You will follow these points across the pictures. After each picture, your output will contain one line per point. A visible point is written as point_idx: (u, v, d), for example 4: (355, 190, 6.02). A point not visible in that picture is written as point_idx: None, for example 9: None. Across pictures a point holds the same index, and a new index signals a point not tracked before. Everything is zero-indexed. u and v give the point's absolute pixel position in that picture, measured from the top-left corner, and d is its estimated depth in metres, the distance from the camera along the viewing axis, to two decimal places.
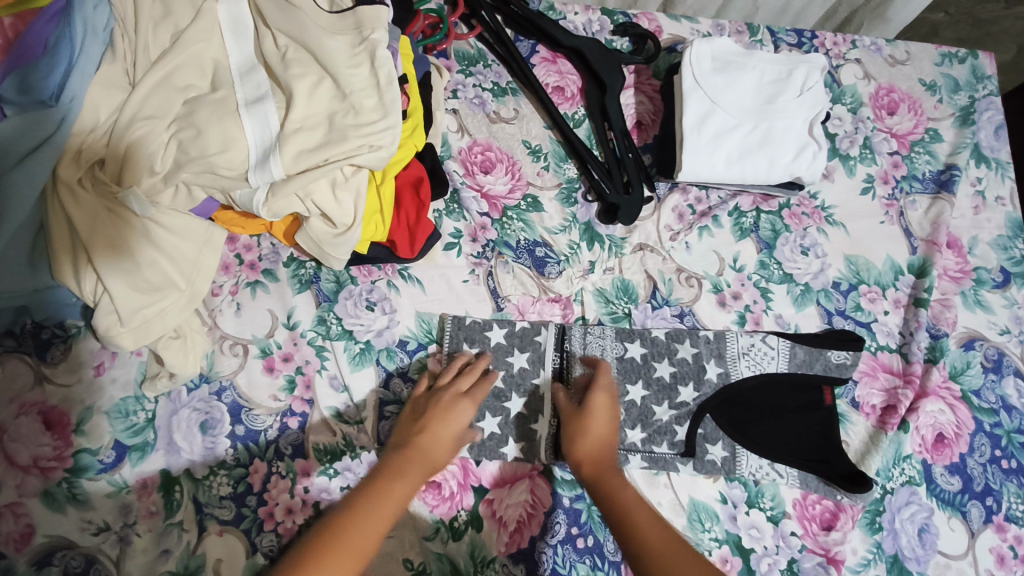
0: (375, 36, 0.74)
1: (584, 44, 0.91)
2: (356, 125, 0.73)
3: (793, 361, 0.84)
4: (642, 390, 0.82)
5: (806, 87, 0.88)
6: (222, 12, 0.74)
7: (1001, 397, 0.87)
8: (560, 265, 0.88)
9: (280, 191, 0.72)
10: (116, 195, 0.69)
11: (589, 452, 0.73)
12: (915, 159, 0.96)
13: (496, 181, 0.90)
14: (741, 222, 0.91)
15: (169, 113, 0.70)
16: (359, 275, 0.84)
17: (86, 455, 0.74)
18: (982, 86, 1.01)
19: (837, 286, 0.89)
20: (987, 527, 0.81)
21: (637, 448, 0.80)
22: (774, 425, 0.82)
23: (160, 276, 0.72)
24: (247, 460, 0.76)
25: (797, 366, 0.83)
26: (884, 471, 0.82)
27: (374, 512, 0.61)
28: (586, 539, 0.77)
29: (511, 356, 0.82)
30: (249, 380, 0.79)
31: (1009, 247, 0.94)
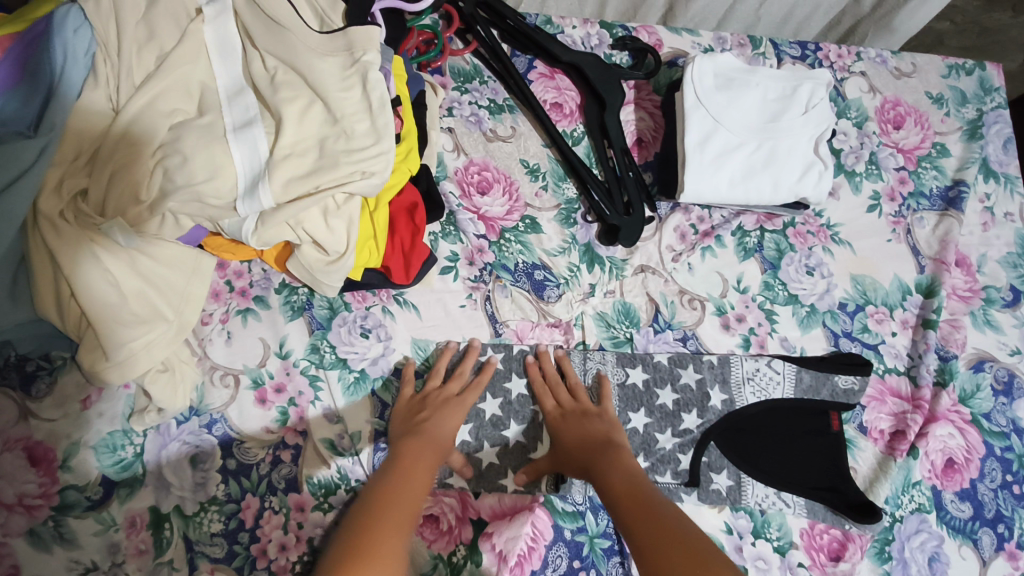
0: (367, 57, 0.72)
1: (583, 60, 0.89)
2: (348, 151, 0.71)
3: (799, 386, 0.82)
4: (644, 417, 0.80)
5: (810, 104, 0.86)
6: (209, 34, 0.72)
7: (1012, 420, 0.85)
8: (559, 289, 0.85)
9: (270, 220, 0.71)
10: (99, 225, 0.67)
11: (578, 442, 0.74)
12: (922, 175, 0.94)
13: (493, 202, 0.87)
14: (745, 242, 0.89)
15: (153, 139, 0.68)
16: (352, 301, 0.82)
17: (73, 492, 0.72)
18: (990, 99, 0.99)
19: (844, 307, 0.87)
20: (999, 555, 0.79)
21: None
22: (780, 453, 0.80)
23: (147, 307, 0.70)
24: (239, 496, 0.74)
25: (803, 391, 0.82)
26: (893, 498, 0.80)
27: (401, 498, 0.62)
28: (588, 573, 0.75)
29: (509, 382, 0.80)
30: (240, 412, 0.77)
31: (1019, 264, 0.92)
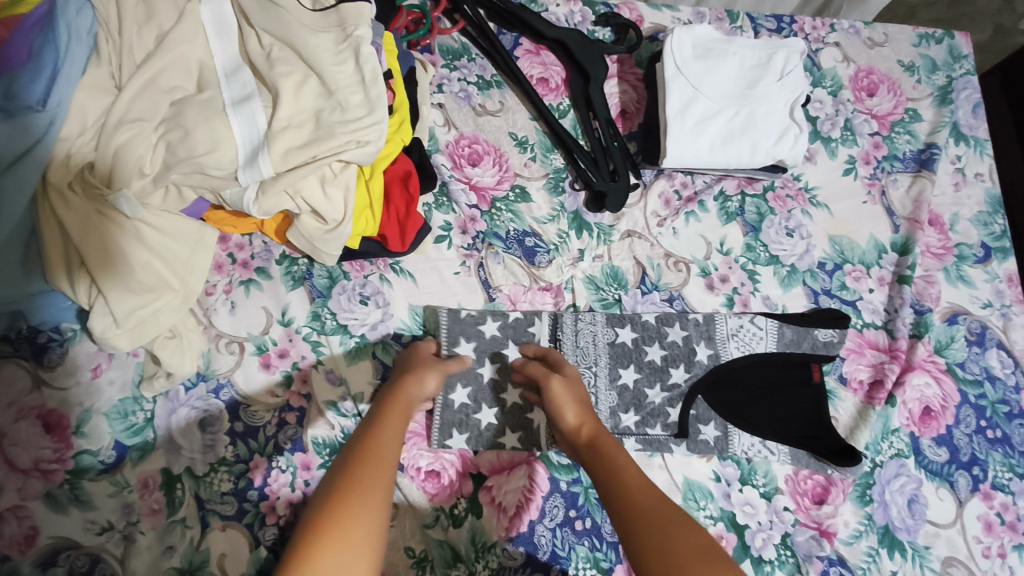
0: (359, 32, 0.75)
1: (567, 36, 0.92)
2: (343, 121, 0.74)
3: (781, 340, 0.85)
4: (634, 373, 0.84)
5: (785, 71, 0.90)
6: (206, 13, 0.75)
7: (985, 368, 0.89)
8: (550, 254, 0.89)
9: (270, 189, 0.73)
10: (107, 198, 0.70)
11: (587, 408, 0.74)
12: (896, 139, 0.98)
13: (484, 173, 0.91)
14: (727, 206, 0.93)
15: (157, 115, 0.71)
16: (351, 270, 0.85)
17: (87, 456, 0.75)
18: (959, 66, 1.03)
19: (823, 266, 0.91)
20: (974, 495, 0.83)
21: (631, 431, 0.82)
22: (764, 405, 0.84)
23: (153, 276, 0.73)
24: (247, 456, 0.77)
25: (785, 345, 0.85)
26: (873, 444, 0.84)
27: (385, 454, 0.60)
28: (584, 521, 0.79)
29: (506, 347, 0.84)
30: (246, 377, 0.80)
31: (989, 222, 0.96)
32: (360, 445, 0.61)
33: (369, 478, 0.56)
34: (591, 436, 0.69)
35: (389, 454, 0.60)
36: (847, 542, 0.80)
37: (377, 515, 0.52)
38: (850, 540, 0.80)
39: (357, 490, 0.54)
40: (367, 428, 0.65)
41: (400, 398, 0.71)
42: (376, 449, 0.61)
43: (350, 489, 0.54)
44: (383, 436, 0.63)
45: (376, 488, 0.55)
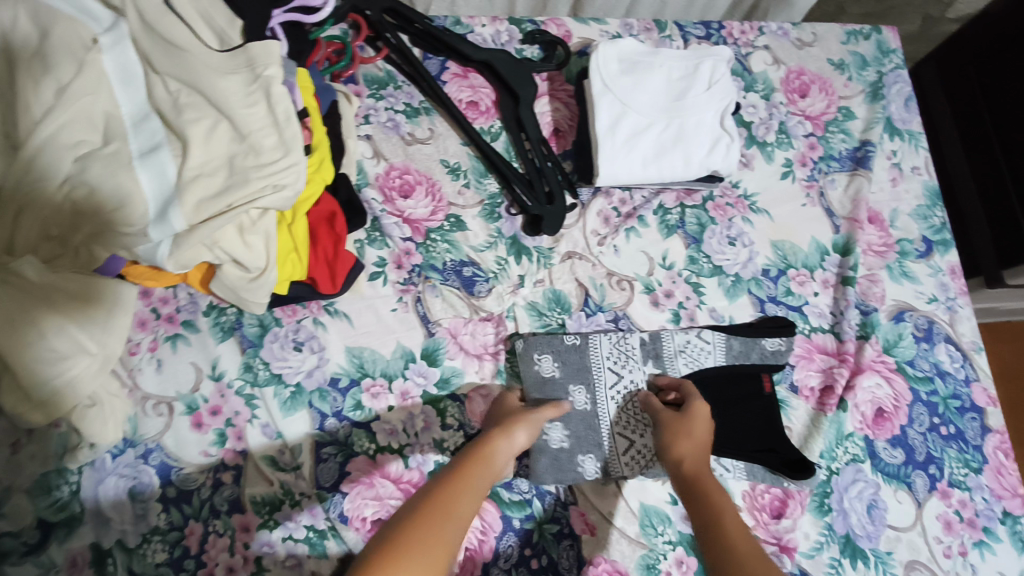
0: (269, 72, 0.72)
1: (493, 57, 0.90)
2: (257, 166, 0.71)
3: (730, 353, 0.85)
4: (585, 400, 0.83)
5: (714, 80, 0.89)
6: (108, 63, 0.72)
7: (935, 364, 0.89)
8: (489, 283, 0.86)
9: (185, 242, 0.69)
10: (7, 264, 0.67)
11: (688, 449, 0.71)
12: (831, 139, 0.97)
13: (417, 204, 0.88)
14: (667, 219, 0.91)
15: (59, 172, 0.67)
16: (283, 316, 0.82)
17: (7, 540, 0.69)
18: (889, 61, 1.03)
19: (767, 274, 0.90)
20: (932, 495, 0.83)
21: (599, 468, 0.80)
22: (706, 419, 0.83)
23: (67, 343, 0.69)
24: (182, 523, 0.74)
25: (734, 357, 0.85)
26: (828, 452, 0.83)
27: (469, 503, 0.57)
28: (539, 559, 0.76)
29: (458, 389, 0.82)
30: (176, 439, 0.76)
31: (928, 216, 0.96)
32: (447, 488, 0.58)
33: (444, 521, 0.53)
34: (693, 469, 0.69)
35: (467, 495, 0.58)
36: (808, 555, 0.79)
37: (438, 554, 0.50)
38: (811, 552, 0.79)
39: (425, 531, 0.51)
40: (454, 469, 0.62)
41: (504, 439, 0.69)
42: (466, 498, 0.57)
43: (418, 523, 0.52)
44: (474, 481, 0.60)
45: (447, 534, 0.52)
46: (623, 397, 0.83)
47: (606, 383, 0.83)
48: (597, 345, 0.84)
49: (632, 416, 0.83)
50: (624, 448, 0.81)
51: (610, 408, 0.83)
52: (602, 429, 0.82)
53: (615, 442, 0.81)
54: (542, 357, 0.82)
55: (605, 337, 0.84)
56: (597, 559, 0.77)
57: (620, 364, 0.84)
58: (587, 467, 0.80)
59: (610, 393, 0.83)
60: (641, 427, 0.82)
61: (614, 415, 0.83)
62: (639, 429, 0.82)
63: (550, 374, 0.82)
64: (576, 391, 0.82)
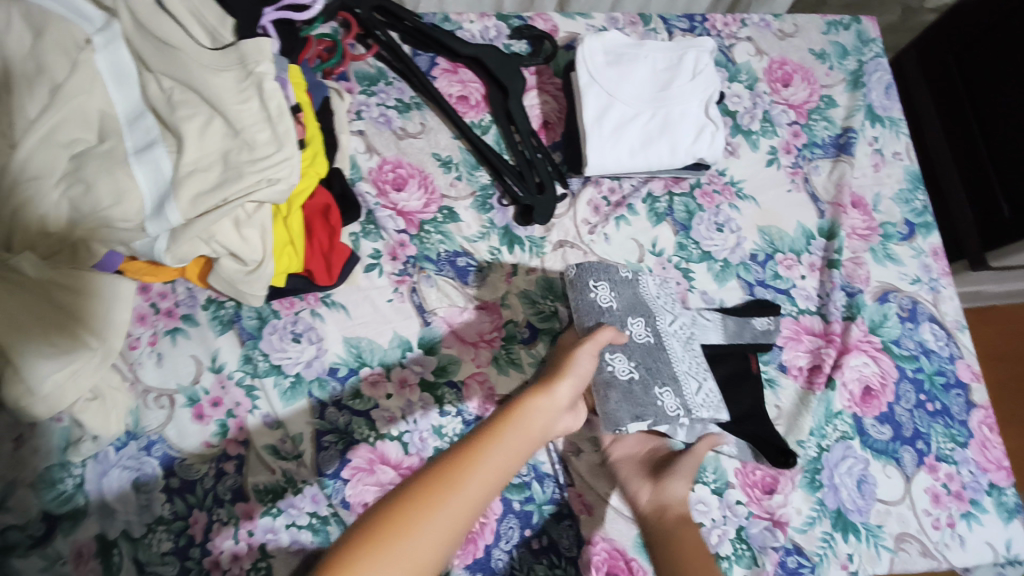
0: (261, 69, 0.74)
1: (481, 52, 0.92)
2: (251, 160, 0.72)
3: (727, 332, 0.85)
4: (642, 328, 0.78)
5: (697, 70, 0.91)
6: (101, 62, 0.73)
7: (919, 343, 0.91)
8: (483, 272, 0.88)
9: (182, 237, 0.71)
10: (7, 262, 0.67)
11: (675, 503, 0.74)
12: (814, 126, 1.00)
13: (410, 197, 0.90)
14: (656, 207, 0.93)
15: (56, 169, 0.68)
16: (281, 308, 0.83)
17: (14, 532, 0.71)
18: (868, 50, 1.05)
19: (754, 258, 0.92)
20: (920, 469, 0.85)
21: (669, 413, 0.74)
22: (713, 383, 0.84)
23: (68, 337, 0.70)
24: (186, 512, 0.75)
25: (732, 336, 0.85)
26: (819, 429, 0.85)
27: (497, 466, 0.54)
28: (540, 539, 0.78)
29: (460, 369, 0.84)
30: (178, 430, 0.77)
31: (910, 199, 0.98)
32: (482, 444, 0.56)
33: (460, 488, 0.51)
34: (682, 513, 0.72)
35: (497, 464, 0.54)
36: (801, 529, 0.81)
37: (442, 540, 0.47)
38: (804, 527, 0.81)
39: (444, 491, 0.50)
40: (488, 434, 0.57)
41: (546, 390, 0.65)
42: (494, 457, 0.55)
43: (424, 500, 0.49)
44: (507, 440, 0.57)
45: (461, 506, 0.50)
46: (684, 334, 0.81)
47: (665, 322, 0.80)
48: (647, 285, 0.83)
49: (693, 359, 0.80)
50: (694, 388, 0.77)
51: (673, 343, 0.79)
52: (674, 364, 0.77)
53: (687, 382, 0.77)
54: (598, 286, 0.79)
55: (651, 279, 0.84)
56: (594, 539, 0.79)
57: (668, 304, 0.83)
58: (667, 402, 0.74)
59: (673, 330, 0.80)
60: (703, 370, 0.80)
61: (680, 354, 0.79)
62: (701, 372, 0.79)
63: (608, 304, 0.78)
64: (635, 323, 0.78)
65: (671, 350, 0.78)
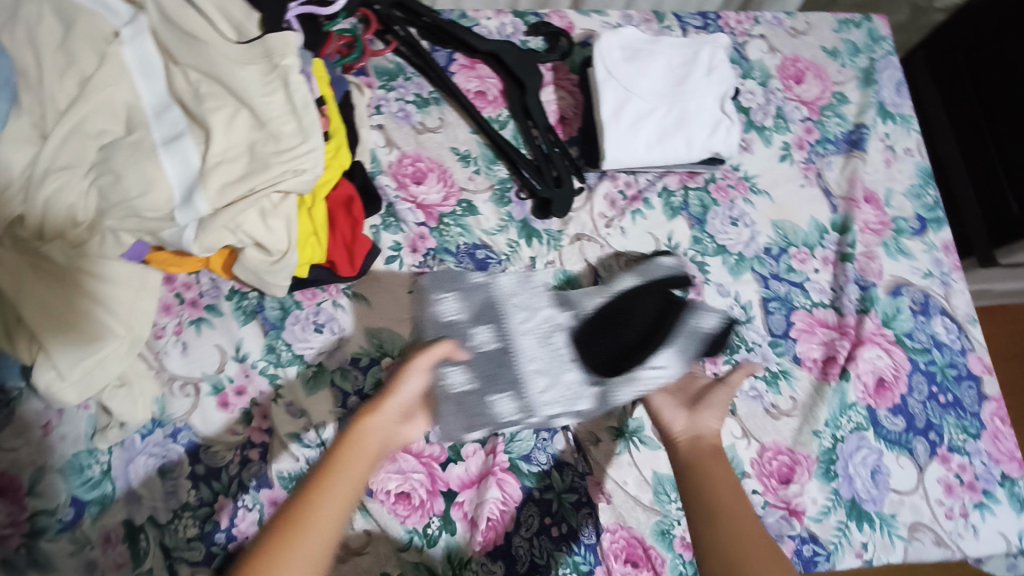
0: (285, 62, 0.74)
1: (499, 48, 0.93)
2: (277, 152, 0.73)
3: (642, 276, 0.88)
4: (490, 334, 0.83)
5: (712, 66, 0.92)
6: (128, 54, 0.73)
7: (932, 336, 0.92)
8: (502, 265, 0.89)
9: (210, 225, 0.71)
10: (38, 249, 0.69)
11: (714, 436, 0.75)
12: (826, 123, 1.01)
13: (430, 190, 0.91)
14: (671, 201, 0.95)
15: (85, 160, 0.70)
16: (303, 299, 0.85)
17: (43, 517, 0.72)
18: (880, 48, 1.06)
19: (769, 252, 0.93)
20: (933, 460, 0.86)
21: (504, 417, 0.80)
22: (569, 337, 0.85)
23: (96, 325, 0.71)
24: (211, 498, 0.76)
25: (647, 277, 0.88)
26: (833, 420, 0.86)
27: (339, 497, 0.60)
28: (559, 527, 0.79)
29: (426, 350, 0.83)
30: (204, 418, 0.79)
31: (922, 195, 0.99)
32: (313, 489, 0.60)
33: (311, 524, 0.56)
34: (714, 445, 0.74)
35: (336, 505, 0.59)
36: (816, 518, 0.82)
37: None
38: (819, 516, 0.82)
39: (296, 532, 0.55)
40: (318, 475, 0.62)
41: (364, 422, 0.69)
42: (335, 488, 0.60)
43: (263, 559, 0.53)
44: (340, 472, 0.62)
45: (318, 541, 0.56)
46: (541, 333, 0.84)
47: (517, 321, 0.84)
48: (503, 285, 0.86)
49: (551, 352, 0.84)
50: (541, 387, 0.82)
51: (524, 343, 0.83)
52: (519, 366, 0.82)
53: (535, 381, 0.82)
54: (442, 296, 0.83)
55: (511, 277, 0.86)
56: (613, 526, 0.80)
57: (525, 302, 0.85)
58: (501, 407, 0.80)
59: (524, 330, 0.84)
60: (563, 364, 0.83)
61: (532, 349, 0.83)
62: (558, 366, 0.83)
63: (452, 315, 0.82)
64: (480, 332, 0.83)
65: (523, 347, 0.83)
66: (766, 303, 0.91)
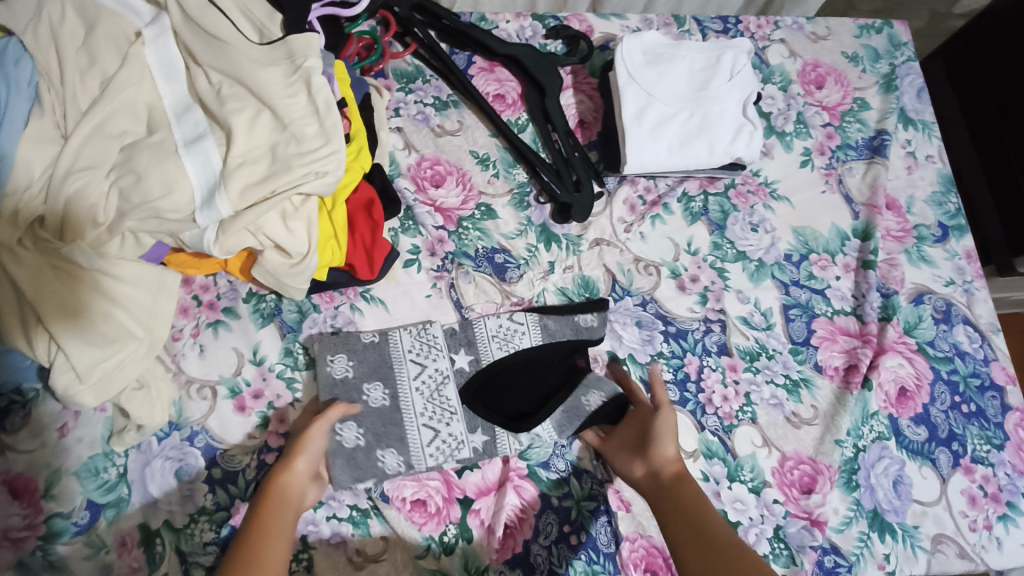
0: (309, 63, 0.74)
1: (519, 51, 0.92)
2: (299, 153, 0.73)
3: (545, 332, 0.85)
4: (380, 391, 0.80)
5: (735, 70, 0.92)
6: (150, 55, 0.73)
7: (954, 345, 0.91)
8: (520, 269, 0.89)
9: (231, 227, 0.71)
10: (59, 250, 0.68)
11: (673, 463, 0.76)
12: (847, 128, 1.00)
13: (448, 193, 0.90)
14: (691, 207, 0.94)
15: (107, 161, 0.69)
16: (321, 302, 0.84)
17: (60, 520, 0.71)
18: (901, 54, 1.06)
19: (789, 258, 0.93)
20: (956, 471, 0.85)
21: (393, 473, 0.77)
22: (483, 395, 0.82)
23: (116, 327, 0.71)
24: (228, 503, 0.75)
25: (550, 336, 0.85)
26: (855, 430, 0.85)
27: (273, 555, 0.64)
28: (578, 535, 0.78)
29: (364, 389, 0.80)
30: (221, 421, 0.78)
31: (943, 202, 0.99)
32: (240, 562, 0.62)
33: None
34: (676, 473, 0.75)
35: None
36: (838, 529, 0.81)
37: None
38: (841, 527, 0.81)
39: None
40: (245, 547, 0.64)
41: (279, 484, 0.70)
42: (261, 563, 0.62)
43: None
44: (268, 531, 0.65)
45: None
46: (430, 388, 0.81)
47: (408, 376, 0.81)
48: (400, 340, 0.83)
49: (438, 406, 0.80)
50: (430, 438, 0.79)
51: (414, 400, 0.80)
52: (406, 424, 0.79)
53: (419, 434, 0.79)
54: (334, 357, 0.80)
55: (406, 331, 0.83)
56: (632, 535, 0.79)
57: (423, 355, 0.82)
58: (388, 462, 0.77)
59: (414, 385, 0.81)
60: (448, 415, 0.80)
61: (418, 406, 0.80)
62: (446, 417, 0.80)
63: (343, 374, 0.80)
64: (372, 389, 0.80)
65: (409, 405, 0.80)
66: (786, 310, 0.90)
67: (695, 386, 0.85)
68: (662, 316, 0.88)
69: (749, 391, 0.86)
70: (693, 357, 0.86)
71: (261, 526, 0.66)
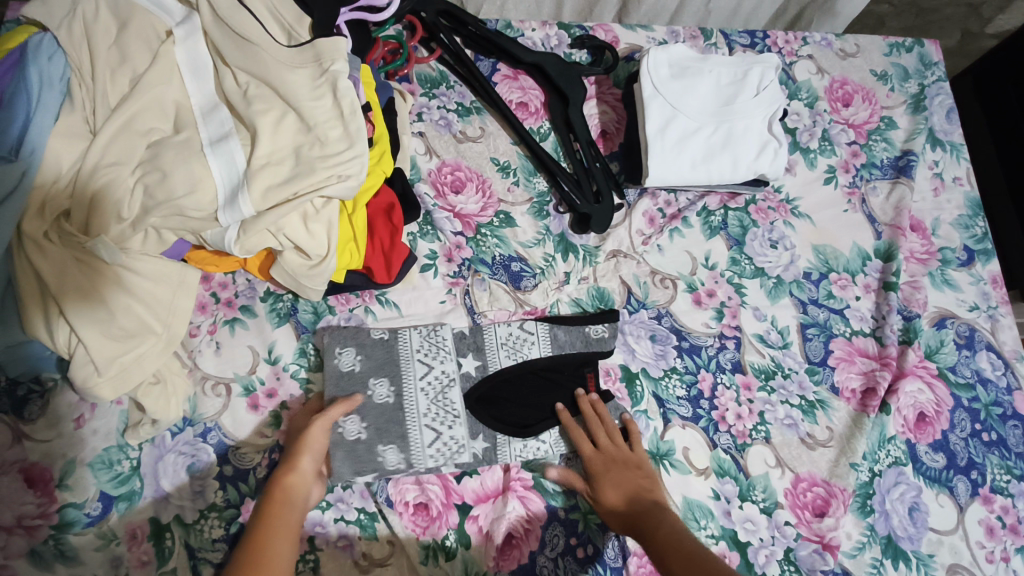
0: (336, 67, 0.74)
1: (544, 59, 0.92)
2: (322, 156, 0.73)
3: (555, 343, 0.85)
4: (386, 387, 0.79)
5: (761, 86, 0.91)
6: (180, 55, 0.73)
7: (976, 371, 0.89)
8: (536, 278, 0.89)
9: (251, 229, 0.72)
10: (85, 245, 0.68)
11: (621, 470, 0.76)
12: (873, 147, 0.99)
13: (467, 200, 0.90)
14: (710, 221, 0.93)
15: (133, 158, 0.70)
16: (336, 304, 0.84)
17: (72, 510, 0.72)
18: (931, 73, 1.04)
19: (808, 277, 0.91)
20: (975, 500, 0.83)
21: (390, 471, 0.76)
22: (487, 405, 0.81)
23: (135, 322, 0.71)
24: (238, 500, 0.76)
25: (559, 347, 0.84)
26: (871, 453, 0.84)
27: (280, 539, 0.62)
28: (585, 548, 0.78)
29: (370, 384, 0.79)
30: (234, 419, 0.78)
31: (970, 225, 0.97)
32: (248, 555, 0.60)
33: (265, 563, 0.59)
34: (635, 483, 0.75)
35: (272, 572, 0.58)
36: (850, 554, 0.79)
37: None
38: (853, 552, 0.79)
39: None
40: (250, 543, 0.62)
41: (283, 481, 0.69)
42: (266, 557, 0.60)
43: None
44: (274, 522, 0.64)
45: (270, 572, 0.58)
46: (434, 389, 0.80)
47: (414, 375, 0.80)
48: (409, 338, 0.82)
49: (442, 408, 0.79)
50: (431, 439, 0.78)
51: (419, 400, 0.79)
52: (408, 421, 0.78)
53: (421, 434, 0.78)
54: (343, 350, 0.80)
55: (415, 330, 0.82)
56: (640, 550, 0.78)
57: (431, 356, 0.81)
58: (388, 457, 0.76)
59: (420, 384, 0.80)
60: (450, 418, 0.79)
61: (422, 408, 0.79)
62: (449, 420, 0.79)
63: (349, 368, 0.79)
64: (377, 384, 0.79)
65: (414, 406, 0.79)
66: (803, 329, 0.89)
67: (708, 403, 0.84)
68: (677, 330, 0.87)
69: (763, 410, 0.85)
70: (707, 373, 0.86)
71: (264, 522, 0.64)
